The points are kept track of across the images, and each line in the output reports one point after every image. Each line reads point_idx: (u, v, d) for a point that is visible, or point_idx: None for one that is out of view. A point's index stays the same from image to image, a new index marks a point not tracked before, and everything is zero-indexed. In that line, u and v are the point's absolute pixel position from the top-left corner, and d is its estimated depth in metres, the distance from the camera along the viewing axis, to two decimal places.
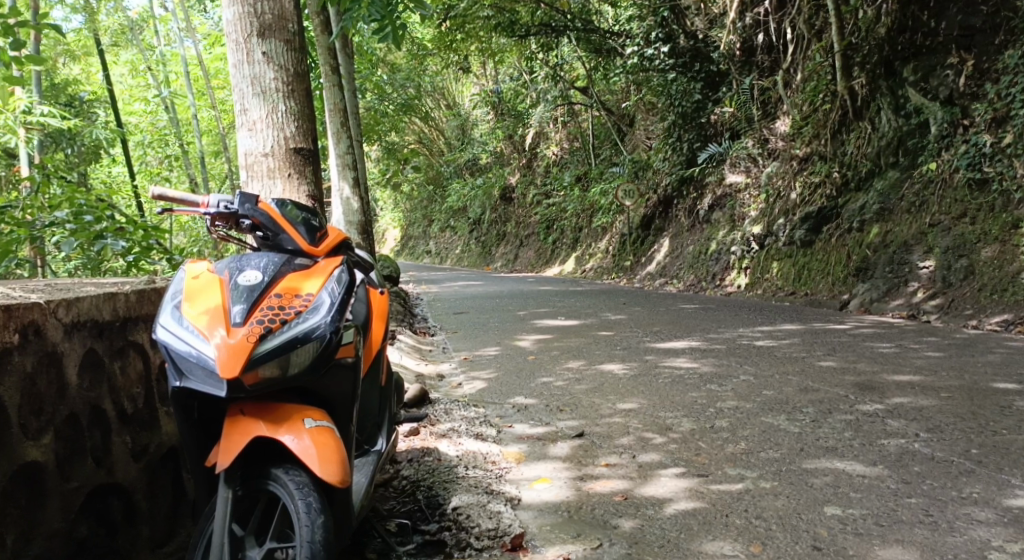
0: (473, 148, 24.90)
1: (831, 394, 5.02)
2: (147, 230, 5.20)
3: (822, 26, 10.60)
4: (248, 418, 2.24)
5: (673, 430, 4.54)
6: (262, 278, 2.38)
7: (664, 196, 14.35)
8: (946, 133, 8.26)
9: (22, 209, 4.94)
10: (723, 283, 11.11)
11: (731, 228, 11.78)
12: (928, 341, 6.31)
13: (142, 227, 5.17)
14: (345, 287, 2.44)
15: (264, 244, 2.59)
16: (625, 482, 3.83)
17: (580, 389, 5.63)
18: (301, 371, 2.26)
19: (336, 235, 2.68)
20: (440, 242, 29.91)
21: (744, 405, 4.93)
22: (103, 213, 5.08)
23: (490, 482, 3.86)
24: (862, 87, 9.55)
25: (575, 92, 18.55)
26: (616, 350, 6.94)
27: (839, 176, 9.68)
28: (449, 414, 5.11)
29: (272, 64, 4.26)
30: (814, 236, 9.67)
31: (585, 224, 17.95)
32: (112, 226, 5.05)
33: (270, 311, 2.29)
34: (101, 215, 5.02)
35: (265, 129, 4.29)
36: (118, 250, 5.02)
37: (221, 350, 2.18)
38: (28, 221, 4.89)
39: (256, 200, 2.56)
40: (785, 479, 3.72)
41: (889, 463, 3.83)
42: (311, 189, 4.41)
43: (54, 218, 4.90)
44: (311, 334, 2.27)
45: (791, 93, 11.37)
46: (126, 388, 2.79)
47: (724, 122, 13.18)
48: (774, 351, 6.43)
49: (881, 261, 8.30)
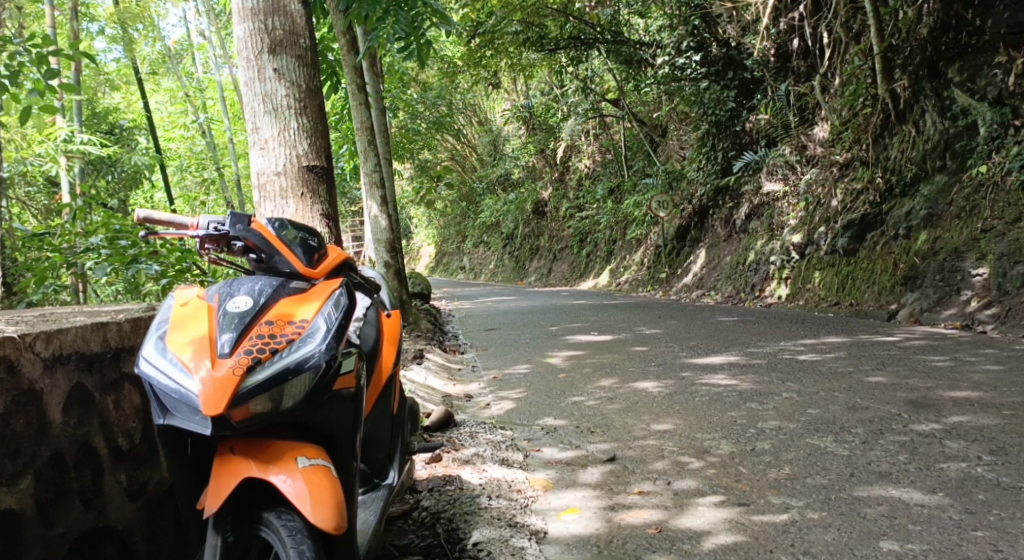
0: (505, 163, 24.83)
1: (881, 413, 4.70)
2: (181, 253, 4.91)
3: (860, 29, 10.29)
4: (238, 457, 2.03)
5: (711, 453, 4.26)
6: (254, 304, 2.18)
7: (699, 206, 14.08)
8: (997, 135, 7.91)
9: (60, 236, 4.82)
10: (763, 294, 10.79)
11: (770, 237, 11.44)
12: (984, 354, 5.94)
13: (176, 249, 4.88)
14: (343, 311, 2.23)
15: (259, 267, 2.39)
16: (659, 512, 3.56)
17: (612, 409, 5.37)
18: (294, 404, 2.05)
19: (337, 255, 2.48)
20: (474, 258, 29.78)
21: (787, 426, 4.63)
22: (138, 236, 4.87)
23: (515, 513, 3.62)
24: (904, 89, 9.16)
25: (607, 104, 18.28)
26: (651, 366, 6.66)
27: (882, 182, 9.34)
28: (475, 438, 4.88)
29: (283, 80, 4.10)
30: (857, 244, 9.31)
31: (619, 237, 17.66)
32: (146, 249, 4.80)
33: (259, 340, 2.09)
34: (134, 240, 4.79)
35: (277, 147, 4.11)
36: (155, 275, 4.85)
37: (205, 385, 1.99)
38: (66, 246, 4.79)
39: (249, 219, 2.36)
40: (834, 509, 3.43)
41: (950, 491, 3.53)
42: (326, 208, 4.22)
43: (89, 243, 4.73)
44: (303, 364, 2.07)
45: (829, 98, 11.03)
46: (120, 423, 2.62)
47: (759, 130, 12.82)
48: (818, 366, 6.11)
49: (930, 270, 7.93)
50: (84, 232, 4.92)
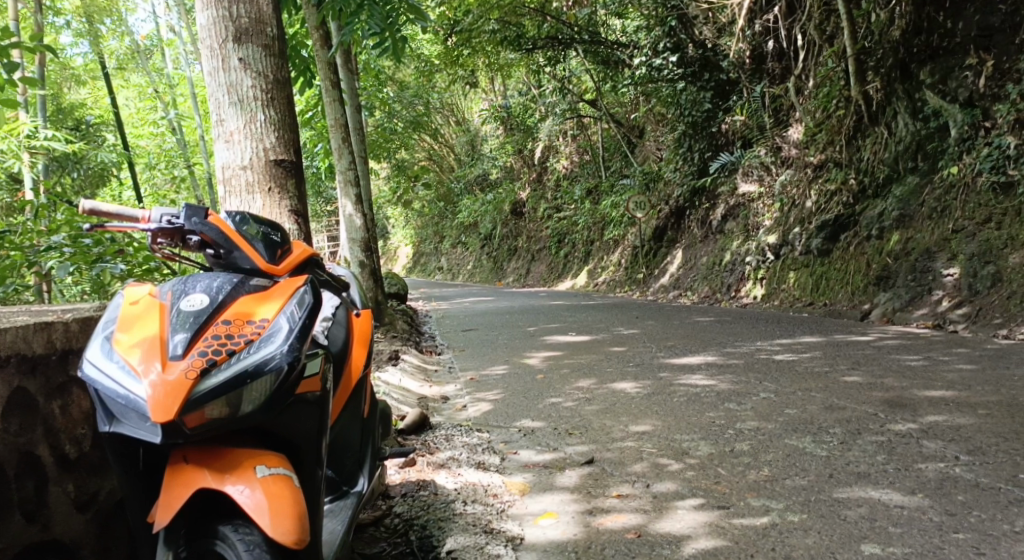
0: (483, 163, 24.73)
1: (859, 413, 4.66)
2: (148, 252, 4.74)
3: (833, 32, 10.33)
4: (192, 467, 1.93)
5: (690, 455, 4.19)
6: (210, 302, 2.06)
7: (675, 207, 14.09)
8: (967, 136, 7.91)
9: (20, 234, 4.60)
10: (738, 294, 10.80)
11: (746, 238, 11.44)
12: (958, 353, 5.94)
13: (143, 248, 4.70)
14: (308, 310, 2.12)
15: (217, 263, 2.27)
16: (638, 516, 3.48)
17: (590, 410, 5.29)
18: (253, 409, 1.95)
19: (302, 251, 2.37)
20: (451, 259, 29.66)
21: (765, 426, 4.57)
22: (102, 235, 4.66)
23: (491, 519, 3.53)
24: (877, 91, 9.20)
25: (584, 104, 18.22)
26: (628, 367, 6.59)
27: (855, 183, 9.35)
28: (450, 441, 4.78)
29: (249, 71, 3.97)
30: (831, 245, 9.32)
31: (597, 237, 17.64)
32: (111, 248, 4.61)
33: (215, 340, 1.98)
34: (99, 238, 4.58)
35: (243, 140, 3.98)
36: (120, 273, 4.68)
37: (154, 389, 1.88)
38: (26, 245, 4.56)
39: (206, 212, 2.24)
40: (814, 511, 3.38)
41: (929, 492, 3.48)
42: (295, 204, 4.10)
43: (50, 242, 4.51)
44: (263, 366, 1.96)
45: (804, 100, 11.07)
46: (67, 430, 2.49)
47: (735, 131, 12.85)
48: (795, 366, 6.07)
49: (902, 269, 7.94)
50: (45, 230, 4.71)
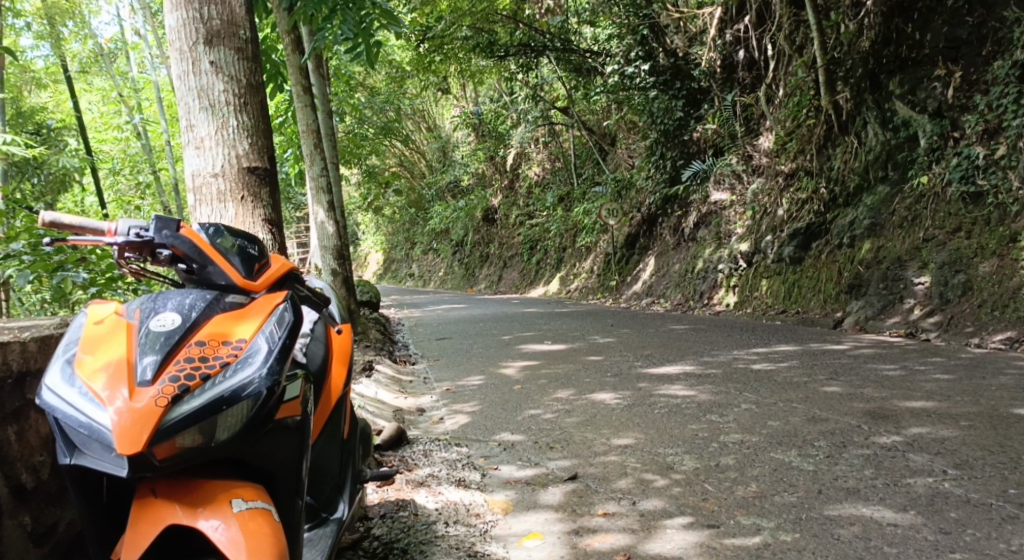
0: (454, 170, 24.57)
1: (842, 425, 4.60)
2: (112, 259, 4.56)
3: (802, 42, 10.37)
4: (161, 501, 1.79)
5: (675, 470, 4.10)
6: (182, 321, 1.91)
7: (647, 214, 14.06)
8: (936, 146, 7.89)
9: None
10: (711, 302, 10.77)
11: (718, 245, 11.43)
12: (934, 363, 5.92)
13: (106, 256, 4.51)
14: (288, 329, 1.98)
15: (190, 279, 2.12)
16: (626, 536, 3.37)
17: (570, 422, 5.17)
18: (229, 438, 1.81)
19: (280, 265, 2.23)
20: (422, 265, 29.44)
21: (750, 439, 4.49)
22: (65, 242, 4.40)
23: (475, 541, 3.40)
24: (847, 101, 9.24)
25: (556, 112, 18.15)
26: (606, 377, 6.48)
27: (826, 192, 9.37)
28: (428, 457, 4.64)
29: (221, 75, 3.81)
30: (803, 253, 9.32)
31: (569, 244, 17.58)
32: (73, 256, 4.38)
33: (188, 364, 1.83)
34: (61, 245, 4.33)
35: (214, 146, 3.81)
36: (82, 281, 4.46)
37: (121, 417, 1.74)
38: None
39: (178, 225, 2.09)
40: (807, 530, 3.29)
41: (921, 508, 3.41)
42: (268, 213, 3.94)
43: (8, 250, 4.24)
44: (241, 391, 1.82)
45: (774, 109, 11.10)
46: (24, 458, 2.36)
47: (707, 139, 12.83)
48: (774, 375, 6.01)
49: (874, 278, 7.94)
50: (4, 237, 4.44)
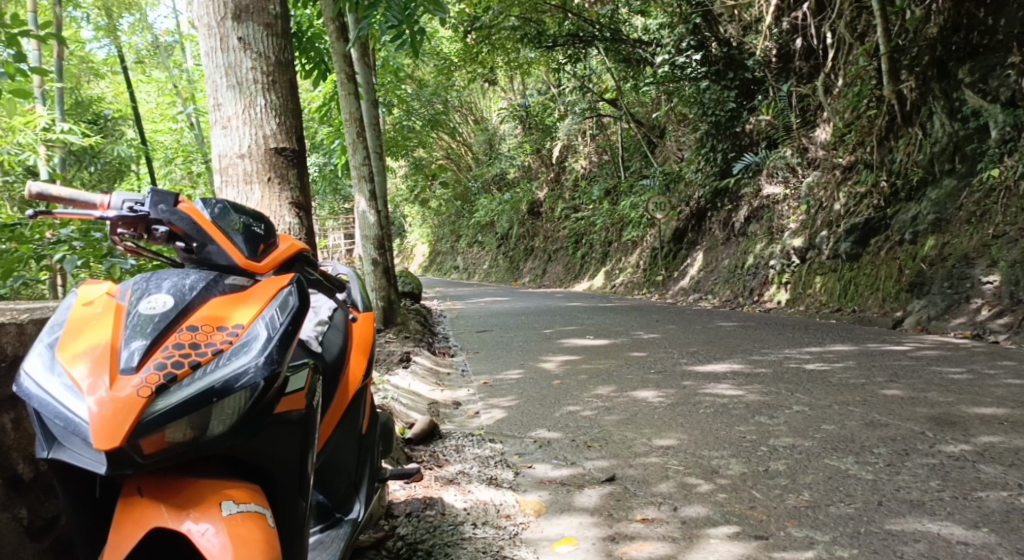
0: (501, 162, 24.39)
1: (903, 431, 4.28)
2: None
3: (865, 29, 9.93)
4: (146, 502, 1.61)
5: (720, 474, 3.84)
6: (175, 304, 1.74)
7: (696, 208, 13.69)
8: (1009, 137, 7.49)
9: (32, 226, 3.98)
10: (761, 299, 10.41)
11: (769, 241, 11.03)
12: (1003, 366, 5.53)
13: None
14: (291, 315, 1.78)
15: (189, 259, 1.95)
16: (666, 545, 3.13)
17: (610, 421, 4.93)
18: (222, 432, 1.63)
19: (289, 245, 2.05)
20: (468, 257, 29.38)
21: (802, 444, 4.20)
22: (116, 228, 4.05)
23: (503, 545, 3.19)
24: (911, 90, 8.78)
25: (604, 104, 17.82)
26: (650, 374, 6.22)
27: (886, 186, 8.93)
28: (460, 453, 4.45)
29: (249, 51, 3.63)
30: (861, 249, 8.91)
31: (615, 238, 17.26)
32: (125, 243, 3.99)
33: (178, 350, 1.65)
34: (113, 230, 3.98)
35: (241, 126, 3.64)
36: (131, 270, 3.94)
37: (99, 408, 1.56)
38: (37, 239, 3.93)
39: (176, 199, 1.92)
40: (866, 546, 3.02)
41: (995, 526, 3.11)
42: (296, 196, 3.75)
43: (60, 236, 3.91)
44: (235, 382, 1.64)
45: (832, 100, 10.67)
46: (20, 447, 2.23)
47: (760, 131, 12.41)
48: (828, 376, 5.68)
49: (937, 276, 7.52)
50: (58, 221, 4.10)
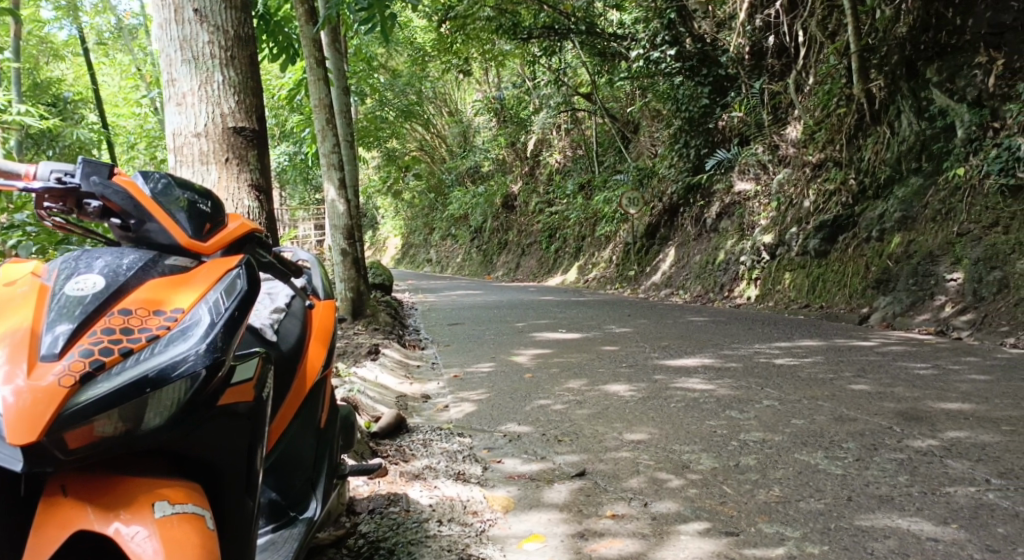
0: (475, 155, 24.29)
1: (871, 426, 4.26)
2: None
3: (835, 28, 9.96)
4: (70, 501, 1.51)
5: (691, 469, 3.78)
6: (105, 284, 1.62)
7: (669, 204, 13.70)
8: (974, 137, 7.51)
9: None
10: (732, 294, 10.41)
11: (740, 237, 11.03)
12: (967, 362, 5.55)
13: None
14: (238, 301, 1.70)
15: (126, 237, 1.83)
16: (636, 543, 3.07)
17: (582, 415, 4.87)
18: (157, 425, 1.53)
19: (238, 226, 1.95)
20: (441, 250, 29.20)
21: (772, 439, 4.16)
22: None
23: (469, 543, 3.10)
24: (880, 89, 8.83)
25: (579, 98, 17.78)
26: (622, 368, 6.17)
27: (855, 183, 8.96)
28: (427, 448, 4.36)
29: (206, 24, 3.49)
30: (829, 246, 8.93)
31: (588, 233, 17.21)
32: None
33: (107, 335, 1.55)
34: None
35: (197, 103, 3.49)
36: None
37: (16, 399, 1.46)
38: None
39: (110, 171, 1.81)
40: (837, 542, 2.97)
41: (965, 522, 3.08)
42: (255, 177, 3.63)
43: (14, 220, 3.77)
44: (172, 370, 1.54)
45: (803, 98, 10.70)
46: None
47: (732, 128, 12.44)
48: (797, 371, 5.66)
49: (903, 273, 7.55)
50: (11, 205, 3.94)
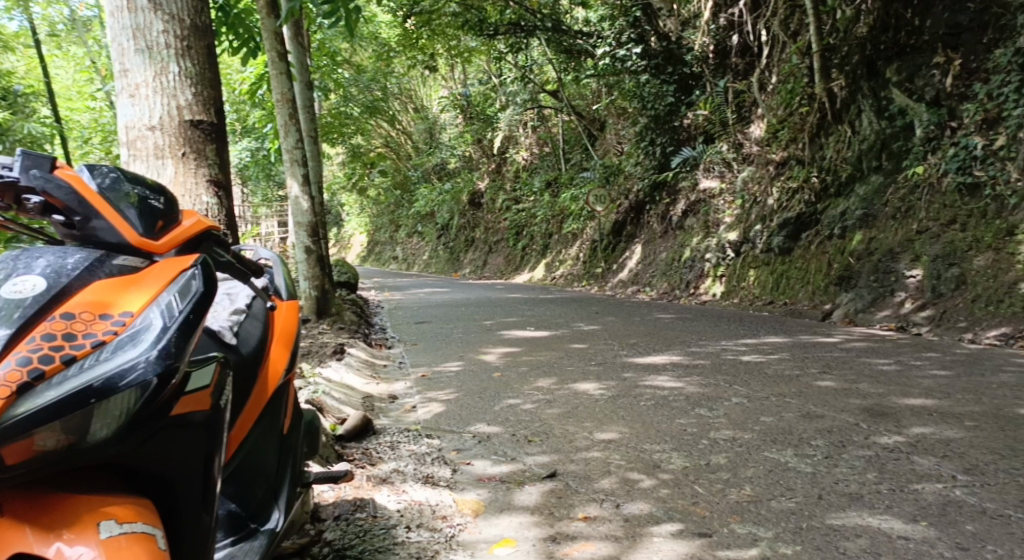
0: (442, 152, 24.15)
1: (839, 423, 4.25)
2: None
3: (797, 28, 10.03)
4: (7, 522, 1.41)
5: (662, 469, 3.74)
6: (47, 286, 1.51)
7: (635, 202, 13.71)
8: (934, 136, 7.57)
9: None
10: (698, 291, 10.43)
11: (706, 234, 11.06)
12: (930, 358, 5.59)
13: None
14: (192, 303, 1.60)
15: (70, 235, 1.71)
16: (608, 545, 3.01)
17: (551, 414, 4.81)
18: (104, 438, 1.44)
19: (193, 223, 1.86)
20: (407, 248, 28.98)
21: (742, 436, 4.14)
22: None
23: (438, 549, 3.02)
24: (841, 89, 8.91)
25: (545, 95, 17.74)
26: (590, 366, 6.13)
27: (817, 181, 9.01)
28: (394, 450, 4.26)
29: (160, 13, 3.36)
30: (793, 243, 8.98)
31: (555, 230, 17.18)
32: None
33: (48, 341, 1.44)
34: None
35: (151, 95, 3.36)
36: None
37: None
38: None
39: (52, 164, 1.68)
40: (809, 542, 2.94)
41: (934, 519, 3.07)
42: (214, 172, 3.51)
43: None
44: (120, 379, 1.45)
45: (766, 97, 10.76)
46: None
47: (698, 126, 12.48)
48: (764, 368, 5.66)
49: (865, 270, 7.61)
50: None
